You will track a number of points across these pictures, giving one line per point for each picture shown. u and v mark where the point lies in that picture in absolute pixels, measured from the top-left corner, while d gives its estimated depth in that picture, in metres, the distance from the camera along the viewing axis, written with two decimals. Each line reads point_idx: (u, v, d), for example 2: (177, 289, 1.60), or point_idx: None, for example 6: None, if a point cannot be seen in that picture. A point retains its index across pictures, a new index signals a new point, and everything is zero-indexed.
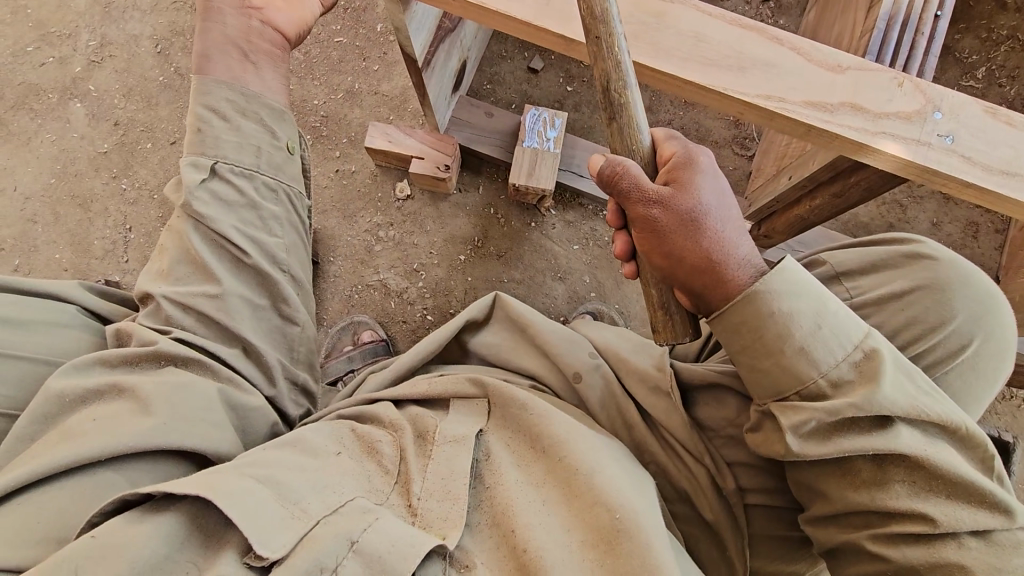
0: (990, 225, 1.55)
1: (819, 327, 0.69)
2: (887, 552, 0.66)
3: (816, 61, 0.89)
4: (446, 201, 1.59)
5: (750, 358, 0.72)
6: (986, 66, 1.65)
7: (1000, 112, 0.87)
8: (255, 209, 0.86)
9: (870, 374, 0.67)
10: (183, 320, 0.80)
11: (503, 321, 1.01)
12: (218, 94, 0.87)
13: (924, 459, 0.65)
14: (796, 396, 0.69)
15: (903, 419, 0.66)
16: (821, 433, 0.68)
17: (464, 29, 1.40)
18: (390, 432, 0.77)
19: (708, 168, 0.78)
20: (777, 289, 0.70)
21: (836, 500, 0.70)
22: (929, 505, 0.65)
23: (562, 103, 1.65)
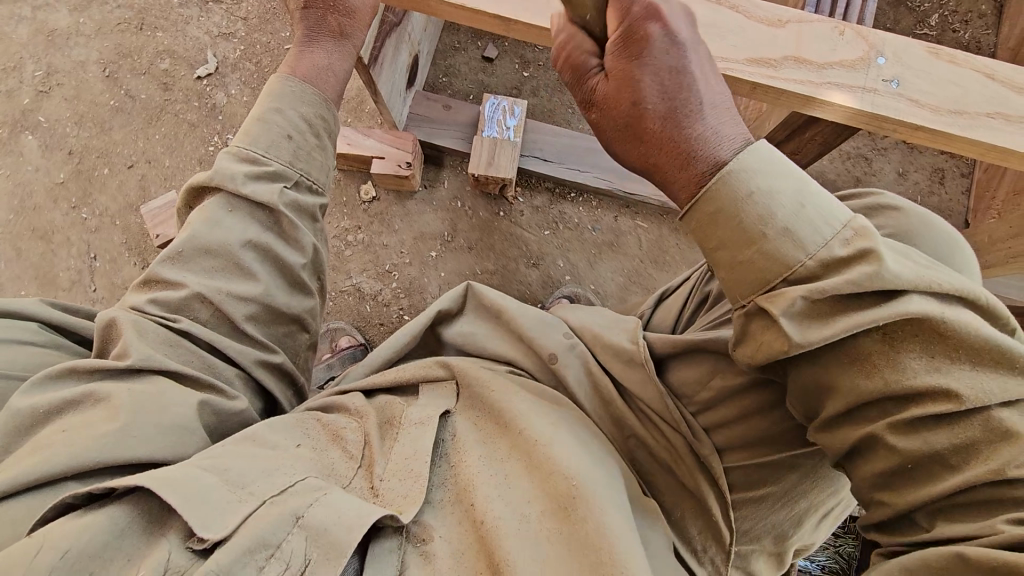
0: (956, 170, 1.56)
1: (802, 206, 0.58)
2: (903, 444, 0.54)
3: (755, 17, 0.88)
4: (413, 198, 1.57)
5: (727, 253, 0.60)
6: (938, 13, 1.65)
7: (942, 51, 0.87)
8: (313, 220, 0.88)
9: (868, 247, 0.55)
10: (196, 313, 0.77)
11: (476, 310, 1.01)
12: (306, 105, 0.89)
13: (940, 326, 0.52)
14: (782, 282, 0.58)
15: (915, 288, 0.54)
16: (819, 312, 0.56)
17: (411, 22, 1.38)
18: (356, 419, 0.77)
19: (657, 39, 0.64)
20: (750, 167, 0.59)
21: (842, 397, 0.57)
22: (953, 380, 0.52)
23: (520, 89, 1.64)
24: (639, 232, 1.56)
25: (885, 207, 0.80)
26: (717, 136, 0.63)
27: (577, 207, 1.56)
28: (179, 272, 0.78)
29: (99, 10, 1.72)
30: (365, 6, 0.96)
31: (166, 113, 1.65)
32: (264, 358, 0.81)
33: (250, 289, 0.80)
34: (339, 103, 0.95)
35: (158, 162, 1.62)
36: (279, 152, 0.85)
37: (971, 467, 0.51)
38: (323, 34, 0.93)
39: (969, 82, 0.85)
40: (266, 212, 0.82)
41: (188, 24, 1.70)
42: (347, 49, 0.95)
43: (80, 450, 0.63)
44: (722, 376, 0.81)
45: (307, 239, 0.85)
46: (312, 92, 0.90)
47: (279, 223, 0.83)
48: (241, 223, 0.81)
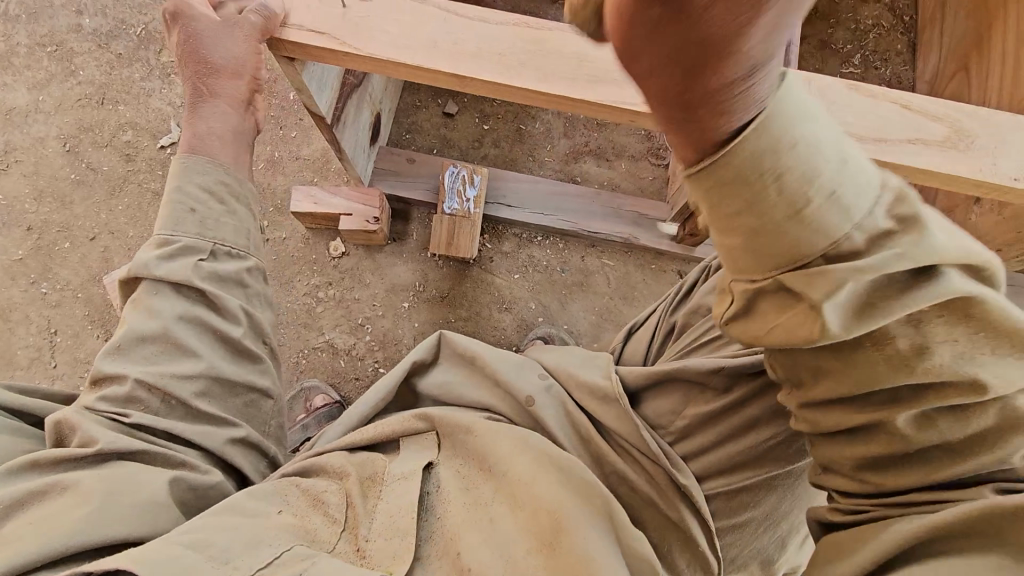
0: None
1: (844, 161, 0.45)
2: (911, 435, 0.49)
3: None
4: (382, 251, 1.58)
5: (750, 222, 0.46)
6: (860, 53, 1.80)
7: (861, 87, 0.95)
8: (243, 286, 0.88)
9: (911, 218, 0.44)
10: (148, 401, 0.76)
11: (449, 358, 1.01)
12: (208, 177, 0.92)
13: (976, 307, 0.44)
14: (821, 260, 0.45)
15: (946, 263, 0.44)
16: (859, 303, 0.45)
17: (370, 82, 1.43)
18: (338, 481, 0.76)
19: None
20: (789, 117, 0.44)
21: (856, 384, 0.49)
22: (981, 369, 0.45)
23: (481, 141, 1.70)
24: (607, 270, 1.59)
25: None
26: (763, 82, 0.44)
27: (545, 250, 1.59)
28: (119, 365, 0.77)
29: (58, 86, 1.73)
30: (237, 69, 1.00)
31: (129, 183, 1.65)
32: (227, 434, 0.80)
33: (193, 367, 0.79)
34: (244, 169, 0.98)
35: (122, 232, 1.62)
36: (185, 226, 0.87)
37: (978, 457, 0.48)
38: (201, 99, 0.99)
39: (886, 113, 0.93)
40: (187, 288, 0.83)
41: (150, 96, 1.72)
42: (221, 105, 0.99)
43: (47, 538, 0.60)
44: (694, 404, 0.84)
45: (236, 306, 0.85)
46: (199, 158, 0.93)
47: (203, 295, 0.83)
48: (170, 301, 0.81)
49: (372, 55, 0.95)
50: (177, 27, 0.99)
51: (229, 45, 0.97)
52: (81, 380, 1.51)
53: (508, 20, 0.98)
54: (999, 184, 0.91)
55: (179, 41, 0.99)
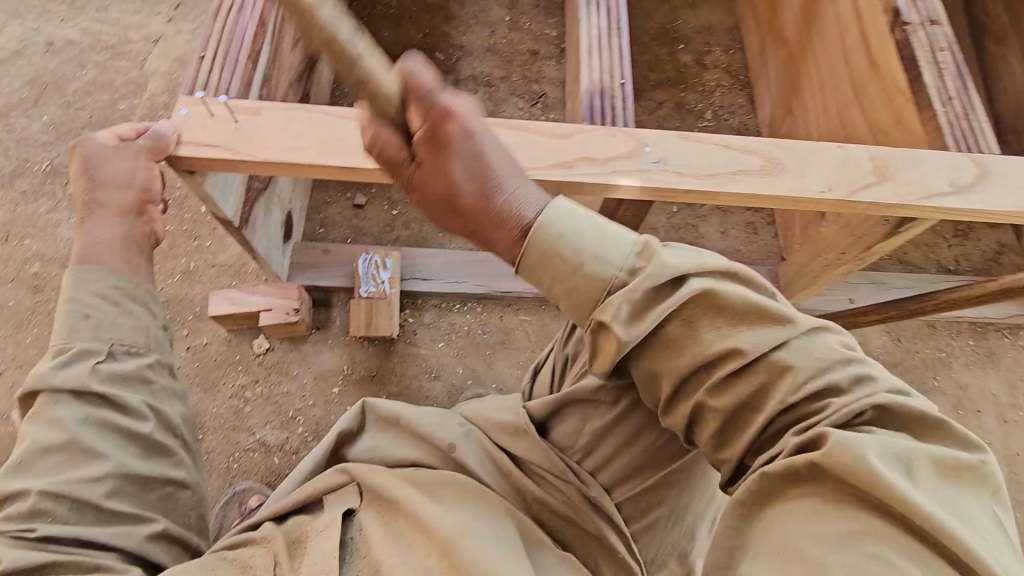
0: (763, 221, 1.89)
1: (601, 232, 0.73)
2: (720, 402, 0.68)
3: (549, 133, 1.13)
4: (307, 341, 1.62)
5: (559, 281, 0.73)
6: (711, 109, 2.10)
7: (688, 135, 1.15)
8: (145, 381, 0.90)
9: (653, 257, 0.71)
10: (56, 511, 0.77)
11: (377, 423, 1.03)
12: (102, 282, 0.92)
13: (722, 305, 0.68)
14: (608, 293, 0.71)
15: (690, 275, 0.69)
16: (637, 311, 0.69)
17: (277, 185, 1.53)
18: (265, 545, 0.79)
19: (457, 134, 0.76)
20: (555, 216, 0.73)
21: (671, 378, 0.71)
22: (739, 340, 0.67)
23: (392, 225, 1.81)
24: (525, 326, 1.69)
25: None
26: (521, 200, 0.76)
27: (465, 316, 1.68)
28: (23, 482, 0.79)
29: None
30: (129, 183, 1.05)
31: (38, 314, 1.63)
32: (143, 529, 0.82)
33: (100, 468, 0.81)
34: (136, 268, 1.01)
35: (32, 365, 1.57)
36: (80, 333, 0.88)
37: (768, 403, 0.66)
38: (91, 211, 1.02)
39: (711, 153, 1.13)
40: (88, 394, 0.84)
41: (58, 227, 1.74)
42: (109, 215, 1.02)
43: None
44: (592, 420, 0.89)
45: (139, 402, 0.87)
46: (88, 267, 0.93)
47: (107, 398, 0.85)
48: (72, 408, 0.83)
49: (265, 159, 1.07)
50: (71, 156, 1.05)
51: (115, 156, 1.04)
52: None
53: None
54: (812, 196, 1.12)
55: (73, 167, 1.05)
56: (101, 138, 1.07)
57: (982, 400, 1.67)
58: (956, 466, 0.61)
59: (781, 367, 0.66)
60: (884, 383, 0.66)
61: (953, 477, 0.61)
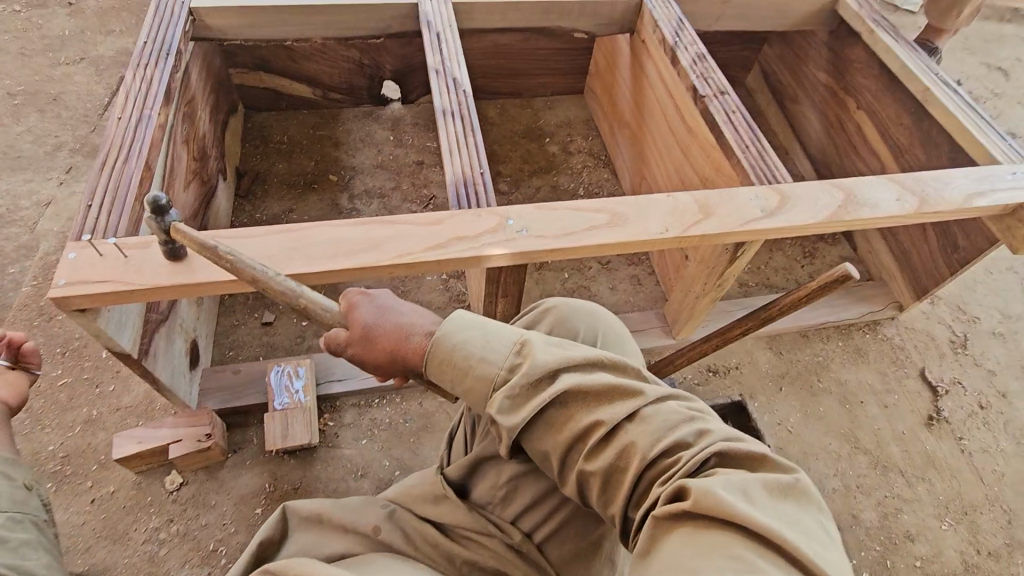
0: (645, 271, 2.11)
1: (486, 339, 0.83)
2: (594, 467, 0.74)
3: (423, 222, 1.28)
4: (224, 466, 1.58)
5: (455, 384, 0.83)
6: (582, 186, 2.39)
7: (544, 206, 1.34)
8: None
9: (528, 352, 0.80)
10: None
11: (300, 526, 1.01)
12: None
13: (584, 387, 0.77)
14: (495, 389, 0.80)
15: (561, 369, 0.79)
16: (518, 404, 0.79)
17: (178, 314, 1.57)
18: None
19: (366, 298, 0.95)
20: (450, 330, 0.84)
21: (552, 450, 0.78)
22: (601, 413, 0.75)
23: (303, 336, 1.86)
24: (445, 407, 1.74)
25: (544, 306, 1.02)
26: (428, 325, 0.90)
27: (385, 409, 1.71)
28: None
29: None
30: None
31: None
32: None
33: None
34: None
35: None
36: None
37: (632, 465, 0.72)
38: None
39: (565, 216, 1.33)
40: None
41: None
42: None
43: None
44: (505, 469, 0.93)
45: None
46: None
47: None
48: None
49: (157, 286, 1.15)
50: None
51: None
52: None
53: (270, 230, 1.23)
54: (654, 238, 1.31)
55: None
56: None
57: (862, 391, 1.86)
58: (783, 488, 0.67)
59: (637, 433, 0.73)
60: (720, 432, 0.74)
61: (783, 498, 0.66)
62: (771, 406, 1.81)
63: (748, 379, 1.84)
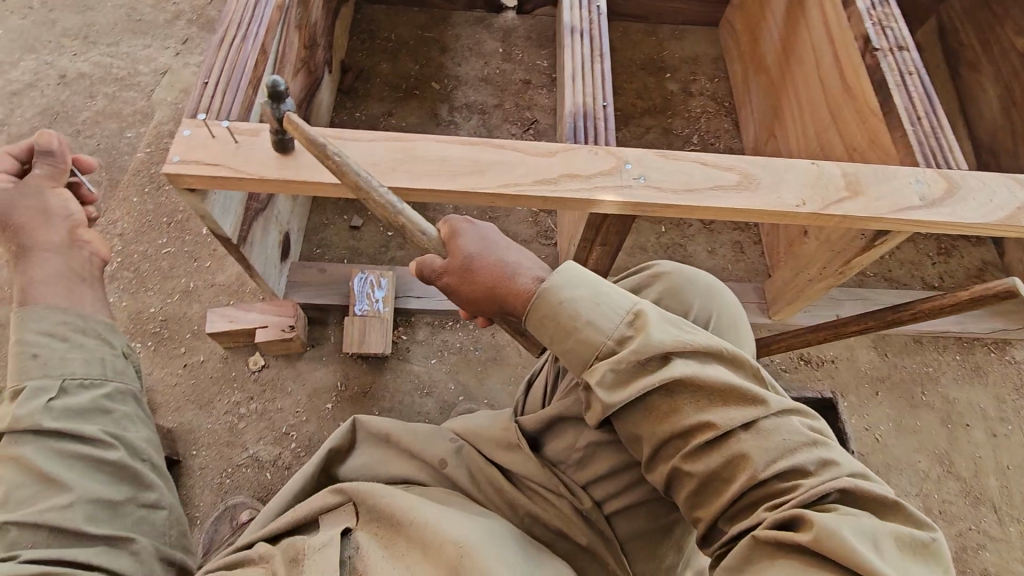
0: (750, 240, 1.94)
1: (598, 303, 0.75)
2: (692, 468, 0.67)
3: (534, 152, 1.19)
4: (302, 358, 1.65)
5: (554, 344, 0.76)
6: (697, 134, 2.18)
7: (667, 154, 1.21)
8: (106, 412, 0.88)
9: (642, 326, 0.72)
10: (30, 540, 0.74)
11: (368, 439, 1.03)
12: (48, 321, 0.90)
13: (699, 380, 0.68)
14: (597, 359, 0.73)
15: (676, 353, 0.70)
16: (621, 381, 0.71)
17: (276, 205, 1.59)
18: (265, 564, 0.78)
19: (470, 229, 0.88)
20: (560, 283, 0.77)
21: (646, 438, 0.71)
22: (713, 414, 0.67)
23: (388, 246, 1.86)
24: (517, 342, 1.71)
25: (658, 271, 0.92)
26: (534, 269, 0.82)
27: (457, 333, 1.71)
28: None
29: None
30: (53, 216, 1.01)
31: None
32: (122, 550, 0.79)
33: (65, 500, 0.78)
34: (81, 294, 0.97)
35: None
36: (29, 371, 0.85)
37: (738, 478, 0.64)
38: (20, 255, 0.97)
39: (688, 171, 1.19)
40: (48, 429, 0.81)
41: None
42: (46, 252, 0.98)
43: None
44: (584, 434, 0.89)
45: (97, 430, 0.84)
46: (31, 306, 0.91)
47: (68, 433, 0.82)
48: (33, 445, 0.80)
49: (263, 177, 1.14)
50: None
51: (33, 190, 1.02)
52: None
53: (376, 136, 1.18)
54: (786, 210, 1.16)
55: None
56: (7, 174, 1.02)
57: (971, 414, 1.67)
58: (914, 544, 0.58)
59: (753, 445, 0.64)
60: (848, 464, 0.63)
61: (911, 554, 0.57)
62: (863, 410, 1.66)
63: (843, 377, 1.69)
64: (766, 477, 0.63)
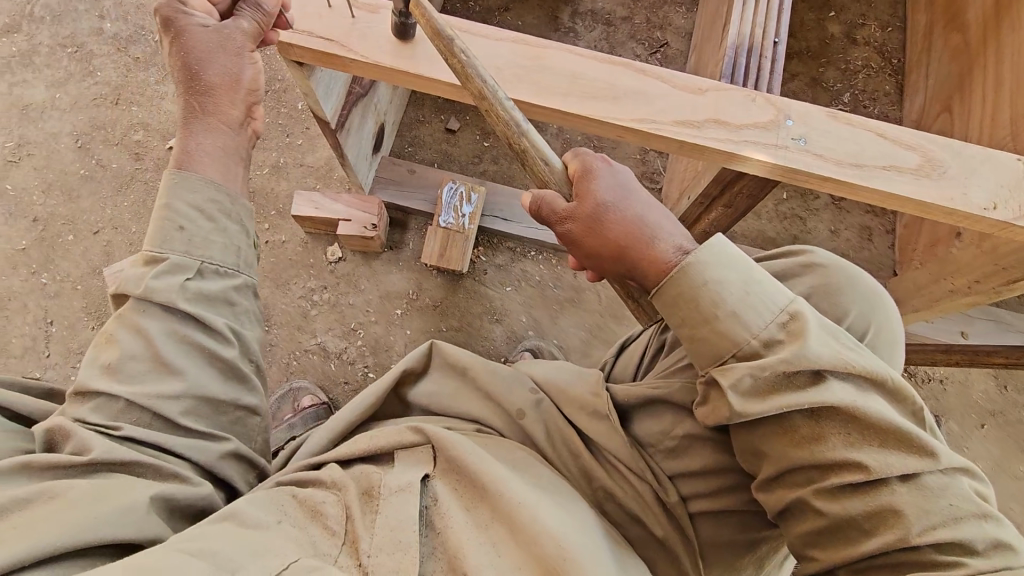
0: (881, 228, 1.74)
1: (747, 293, 0.69)
2: (827, 507, 0.62)
3: (680, 86, 1.01)
4: (379, 258, 1.62)
5: (685, 328, 0.71)
6: (850, 91, 1.87)
7: (840, 115, 1.01)
8: (229, 303, 0.89)
9: (798, 334, 0.65)
10: (138, 416, 0.78)
11: (442, 368, 0.99)
12: (203, 194, 0.89)
13: (855, 411, 0.62)
14: (733, 358, 0.68)
15: (833, 373, 0.63)
16: (761, 390, 0.65)
17: (377, 94, 1.48)
18: (334, 491, 0.79)
19: (607, 172, 0.82)
20: (706, 261, 0.71)
21: (774, 459, 0.66)
22: (866, 455, 0.61)
23: (481, 157, 1.75)
24: (598, 289, 1.64)
25: (815, 264, 0.86)
26: (676, 236, 0.78)
27: (538, 265, 1.64)
28: (109, 383, 0.78)
29: (75, 85, 1.78)
30: (237, 86, 0.95)
31: (137, 181, 1.70)
32: (214, 447, 0.83)
33: (178, 385, 0.80)
34: (235, 179, 0.95)
35: (125, 228, 1.66)
36: (173, 244, 0.86)
37: (881, 533, 0.59)
38: (193, 116, 0.92)
39: (862, 140, 0.99)
40: (175, 309, 0.83)
41: (163, 100, 1.78)
42: (216, 123, 0.93)
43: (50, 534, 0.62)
44: (683, 424, 0.86)
45: (222, 324, 0.86)
46: (189, 174, 0.89)
47: (194, 316, 0.84)
48: (158, 319, 0.82)
49: (375, 62, 1.02)
50: (171, 33, 0.92)
51: (214, 44, 0.93)
52: (72, 370, 1.53)
53: (505, 36, 1.03)
54: (971, 212, 0.95)
55: (171, 48, 0.93)
56: (205, 18, 0.94)
57: None
58: None
59: (907, 500, 0.59)
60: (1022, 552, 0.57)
61: None
62: (959, 440, 1.51)
63: (946, 400, 1.53)
64: (922, 542, 0.57)
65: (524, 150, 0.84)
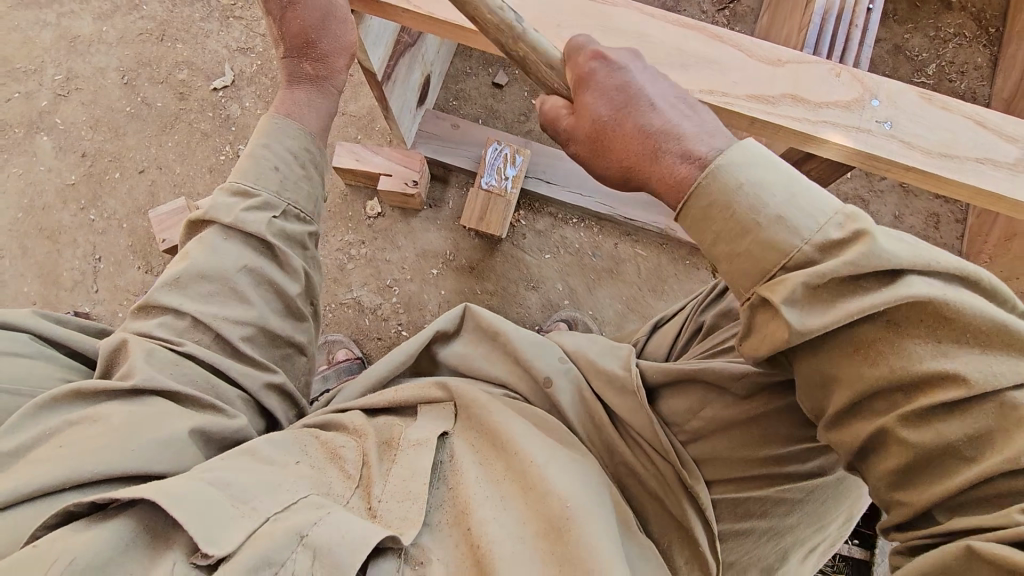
0: (950, 216, 1.62)
1: (791, 195, 0.58)
2: (913, 434, 0.52)
3: (756, 55, 0.93)
4: (417, 216, 1.60)
5: (725, 244, 0.61)
6: (936, 62, 1.71)
7: (935, 98, 0.91)
8: (303, 246, 0.92)
9: (860, 231, 0.55)
10: (199, 336, 0.79)
11: (473, 332, 0.98)
12: (295, 141, 0.96)
13: (942, 306, 0.52)
14: (782, 271, 0.57)
15: (909, 271, 0.54)
16: (822, 298, 0.55)
17: (425, 43, 1.42)
18: (355, 438, 0.78)
19: (604, 76, 0.73)
20: (741, 163, 0.61)
21: (848, 386, 0.55)
22: (962, 363, 0.50)
23: (527, 115, 1.67)
24: (638, 260, 1.59)
25: None
26: (693, 145, 0.66)
27: (578, 232, 1.59)
28: (176, 298, 0.80)
29: (121, 19, 1.76)
30: (339, 51, 1.01)
31: (180, 122, 1.69)
32: (262, 376, 0.83)
33: (244, 312, 0.82)
34: (324, 135, 1.03)
35: (169, 168, 1.66)
36: (267, 182, 0.90)
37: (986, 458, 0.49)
38: (299, 79, 1.02)
39: (959, 129, 0.89)
40: (258, 240, 0.86)
41: (208, 38, 1.74)
42: (320, 88, 1.02)
43: (87, 460, 0.64)
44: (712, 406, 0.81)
45: (297, 263, 0.89)
46: (287, 124, 0.96)
47: (271, 250, 0.87)
48: (236, 249, 0.85)
49: (430, 13, 0.95)
50: (280, 1, 0.98)
51: (324, 12, 0.97)
52: (118, 306, 1.57)
53: None
54: None
55: (280, 13, 0.99)
56: None
57: None
58: None
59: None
60: None
61: None
62: None
63: None
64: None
65: (524, 56, 0.76)
